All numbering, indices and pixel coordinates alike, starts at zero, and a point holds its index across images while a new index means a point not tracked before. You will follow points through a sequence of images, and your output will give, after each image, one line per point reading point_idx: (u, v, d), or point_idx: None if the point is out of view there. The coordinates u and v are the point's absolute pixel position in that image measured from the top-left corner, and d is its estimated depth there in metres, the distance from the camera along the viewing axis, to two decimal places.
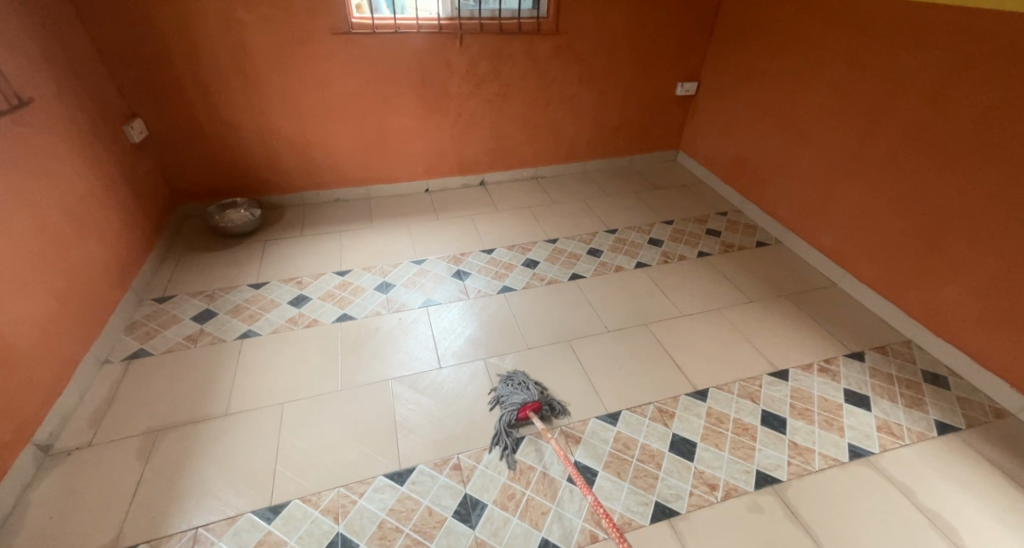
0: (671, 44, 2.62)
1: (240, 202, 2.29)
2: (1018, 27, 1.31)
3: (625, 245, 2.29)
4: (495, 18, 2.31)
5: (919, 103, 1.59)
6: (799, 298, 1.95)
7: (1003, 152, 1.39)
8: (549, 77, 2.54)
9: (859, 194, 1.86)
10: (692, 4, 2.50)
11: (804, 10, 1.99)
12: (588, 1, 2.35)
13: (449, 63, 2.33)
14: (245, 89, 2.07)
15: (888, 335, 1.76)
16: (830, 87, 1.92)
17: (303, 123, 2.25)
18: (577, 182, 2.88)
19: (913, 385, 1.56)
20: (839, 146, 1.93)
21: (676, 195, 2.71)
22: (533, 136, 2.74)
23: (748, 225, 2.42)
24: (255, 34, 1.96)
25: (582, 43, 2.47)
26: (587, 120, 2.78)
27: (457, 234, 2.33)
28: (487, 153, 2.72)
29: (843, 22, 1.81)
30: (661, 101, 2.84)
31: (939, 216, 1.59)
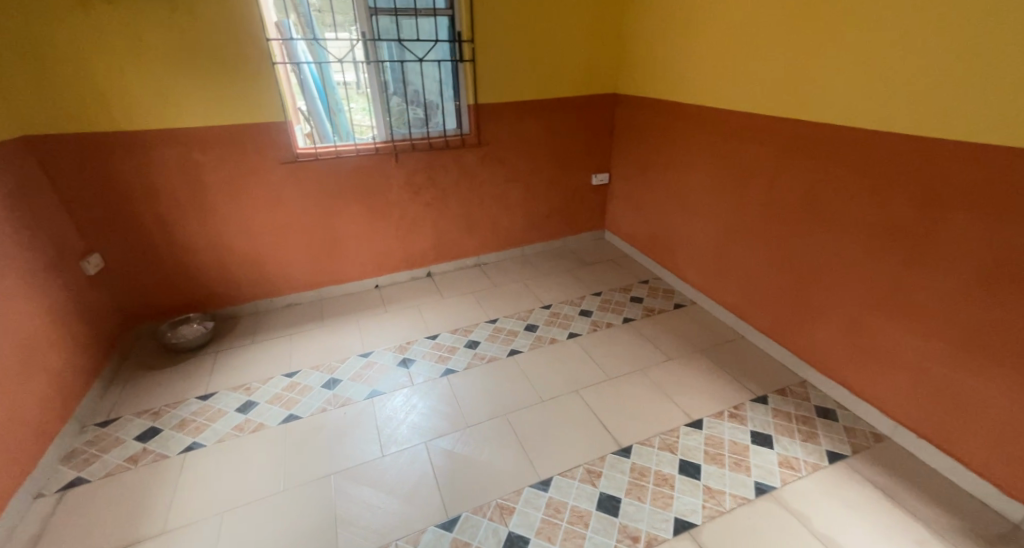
0: (581, 144, 3.06)
1: (193, 317, 2.41)
2: (814, 127, 1.72)
3: (559, 317, 2.46)
4: (425, 138, 2.69)
5: (767, 182, 1.96)
6: (713, 351, 2.16)
7: (828, 218, 1.73)
8: (478, 180, 2.90)
9: (743, 257, 2.18)
10: (592, 112, 2.99)
11: (675, 115, 2.45)
12: (503, 118, 2.78)
13: (387, 176, 2.66)
14: (199, 216, 2.29)
15: (788, 377, 1.98)
16: (704, 172, 2.32)
17: (254, 240, 2.46)
18: (516, 265, 3.15)
19: (809, 420, 1.75)
20: (721, 218, 2.27)
21: (604, 269, 2.99)
22: (471, 229, 3.04)
23: (667, 289, 2.67)
24: (208, 171, 2.23)
25: (503, 151, 2.87)
26: (519, 211, 3.12)
27: (403, 324, 2.49)
28: (430, 248, 2.98)
29: (704, 122, 2.25)
30: (581, 189, 3.23)
31: (801, 271, 1.90)
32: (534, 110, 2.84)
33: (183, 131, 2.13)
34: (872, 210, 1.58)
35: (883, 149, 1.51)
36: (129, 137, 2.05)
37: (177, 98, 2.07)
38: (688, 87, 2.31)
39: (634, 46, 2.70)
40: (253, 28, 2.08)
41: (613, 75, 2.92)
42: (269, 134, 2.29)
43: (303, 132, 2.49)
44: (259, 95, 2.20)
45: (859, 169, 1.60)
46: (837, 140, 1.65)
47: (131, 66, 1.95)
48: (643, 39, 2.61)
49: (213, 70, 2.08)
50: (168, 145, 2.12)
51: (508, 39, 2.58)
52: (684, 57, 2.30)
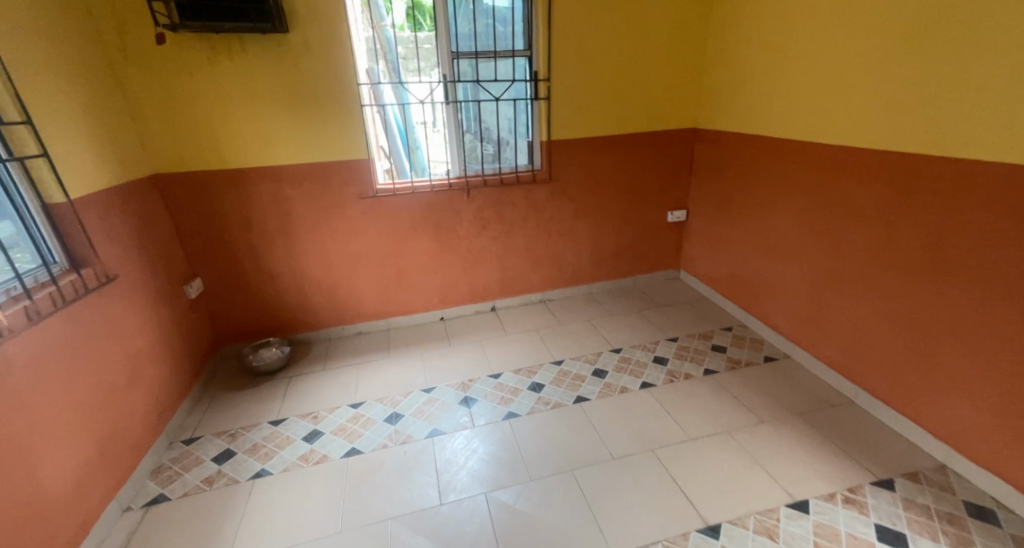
0: (656, 179, 2.93)
1: (272, 341, 2.53)
2: (945, 165, 1.48)
3: (630, 364, 2.28)
4: (497, 174, 2.71)
5: (880, 226, 1.72)
6: (815, 416, 1.85)
7: (969, 271, 1.47)
8: (547, 215, 2.86)
9: (847, 309, 1.91)
10: (669, 147, 2.87)
11: (763, 150, 2.27)
12: (575, 154, 2.74)
13: (458, 211, 2.69)
14: (285, 246, 2.44)
15: (917, 458, 1.65)
16: (797, 212, 2.10)
17: (331, 270, 2.57)
18: (583, 303, 3.03)
19: (954, 518, 1.43)
20: (818, 264, 2.02)
21: (679, 311, 2.76)
22: (538, 265, 2.98)
23: (754, 339, 2.40)
24: (296, 204, 2.38)
25: (574, 186, 2.82)
26: (587, 247, 3.02)
27: (465, 360, 2.44)
28: (496, 283, 2.95)
29: (797, 161, 2.06)
30: (654, 226, 3.08)
31: (927, 331, 1.62)
32: (608, 145, 2.77)
33: (279, 168, 2.29)
34: None
35: None
36: (233, 172, 2.24)
37: (276, 138, 2.24)
38: (780, 122, 2.13)
39: (718, 79, 2.57)
40: (347, 74, 2.23)
41: (693, 109, 2.80)
42: (352, 170, 2.41)
43: (385, 170, 2.60)
44: (347, 135, 2.33)
45: (1011, 214, 1.34)
46: (980, 181, 1.40)
47: (240, 110, 2.15)
48: (729, 72, 2.48)
49: (309, 112, 2.24)
50: (265, 181, 2.29)
51: (585, 76, 2.56)
52: (777, 89, 2.14)
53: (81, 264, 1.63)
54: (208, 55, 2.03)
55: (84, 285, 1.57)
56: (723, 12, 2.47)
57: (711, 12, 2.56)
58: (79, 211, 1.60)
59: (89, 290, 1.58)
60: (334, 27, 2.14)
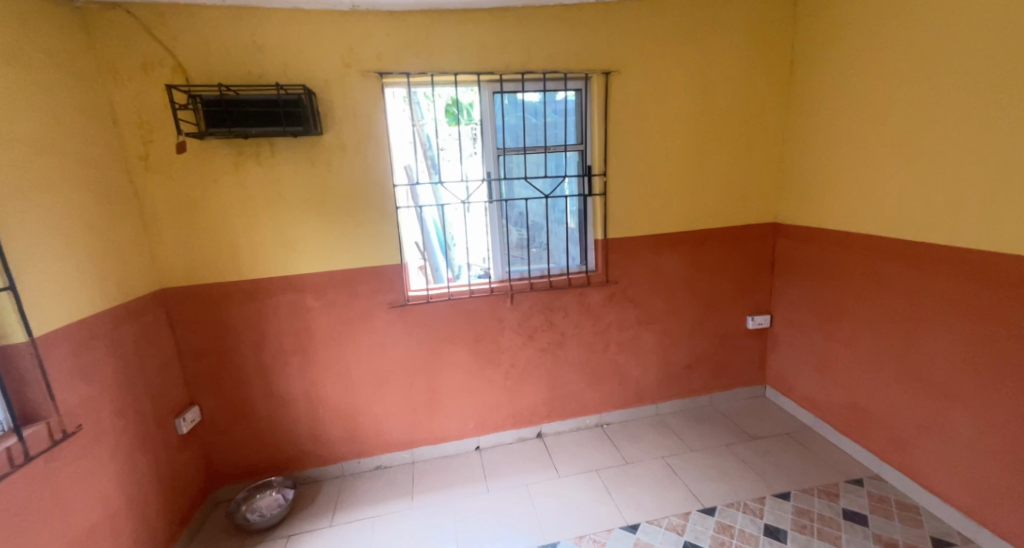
0: (732, 278, 2.49)
1: (273, 482, 2.10)
2: None
3: (733, 537, 1.72)
4: (545, 276, 2.34)
5: None
6: None
7: None
8: (605, 323, 2.42)
9: None
10: (747, 243, 2.45)
11: (891, 253, 1.84)
12: (638, 254, 2.37)
13: (501, 319, 2.30)
14: (300, 365, 2.08)
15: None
16: (964, 337, 1.63)
17: (353, 391, 2.18)
18: (649, 429, 2.47)
19: None
20: (1006, 411, 1.52)
21: (782, 450, 2.20)
22: (594, 382, 2.49)
23: (903, 503, 1.83)
24: (317, 317, 2.06)
25: (636, 290, 2.41)
26: (653, 360, 2.53)
27: (510, 516, 1.91)
28: (543, 403, 2.45)
29: (950, 275, 1.64)
30: (733, 334, 2.58)
31: None
32: (676, 243, 2.39)
33: (300, 277, 2.01)
34: None
35: None
36: (250, 283, 1.96)
37: (298, 244, 1.98)
38: (915, 221, 1.73)
39: (806, 169, 2.22)
40: (383, 174, 2.00)
41: (775, 200, 2.42)
42: (384, 278, 2.10)
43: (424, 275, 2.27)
44: (377, 240, 2.05)
45: None
46: None
47: (264, 214, 1.92)
48: (823, 161, 2.12)
49: (341, 216, 1.99)
50: (284, 291, 2.00)
51: (647, 169, 2.26)
52: (909, 182, 1.74)
53: (32, 418, 1.30)
54: (234, 160, 1.85)
55: (25, 452, 1.23)
56: (809, 97, 2.17)
57: (791, 98, 2.28)
58: (42, 351, 1.31)
59: (32, 457, 1.24)
60: (372, 127, 1.95)
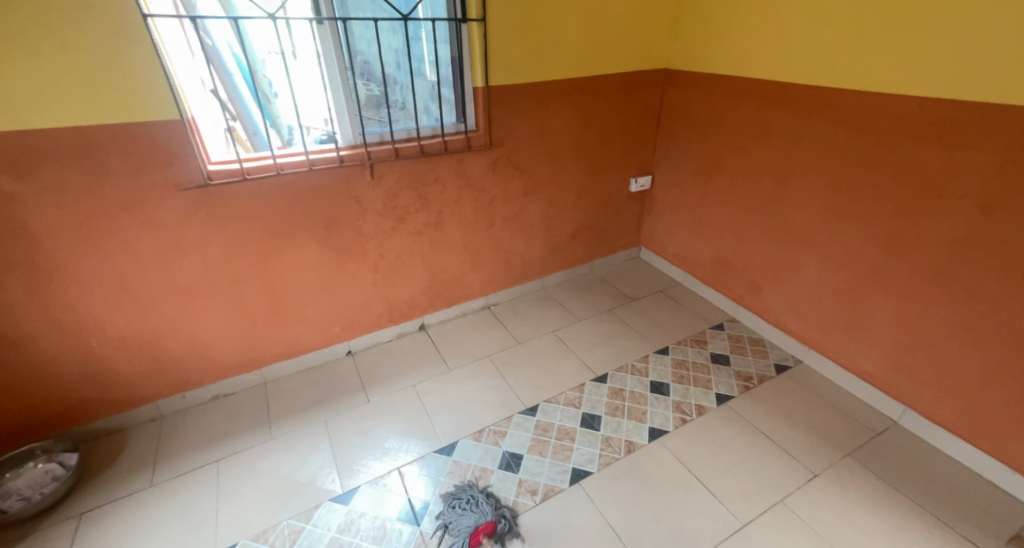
0: (619, 137, 2.26)
1: (37, 451, 1.52)
2: None
3: (625, 400, 1.74)
4: (412, 139, 1.80)
5: (961, 211, 1.32)
6: (869, 454, 1.49)
7: None
8: (489, 196, 2.05)
9: (901, 312, 1.53)
10: (637, 96, 2.19)
11: (780, 102, 1.74)
12: (523, 107, 1.93)
13: (360, 198, 1.75)
14: (35, 288, 1.36)
15: (1017, 510, 1.32)
16: (830, 188, 1.64)
17: (143, 313, 1.55)
18: (537, 304, 2.35)
19: None
20: (853, 256, 1.63)
21: (658, 308, 2.27)
22: (479, 263, 2.20)
23: (754, 339, 2.03)
24: (42, 212, 1.29)
25: (522, 153, 2.03)
26: (539, 233, 2.30)
27: (397, 425, 1.66)
28: (423, 293, 2.11)
29: (829, 122, 1.59)
30: (617, 199, 2.45)
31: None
32: (565, 94, 2.01)
33: None
34: None
35: None
36: None
37: None
38: (811, 63, 1.59)
39: (704, 2, 1.93)
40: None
41: (667, 43, 2.13)
42: (150, 143, 1.35)
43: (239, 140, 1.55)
44: (110, 74, 1.23)
45: None
46: None
47: None
48: None
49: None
50: None
51: None
52: (814, 14, 1.54)
53: None
54: None
55: None
56: None
57: None
58: None
59: None
60: None
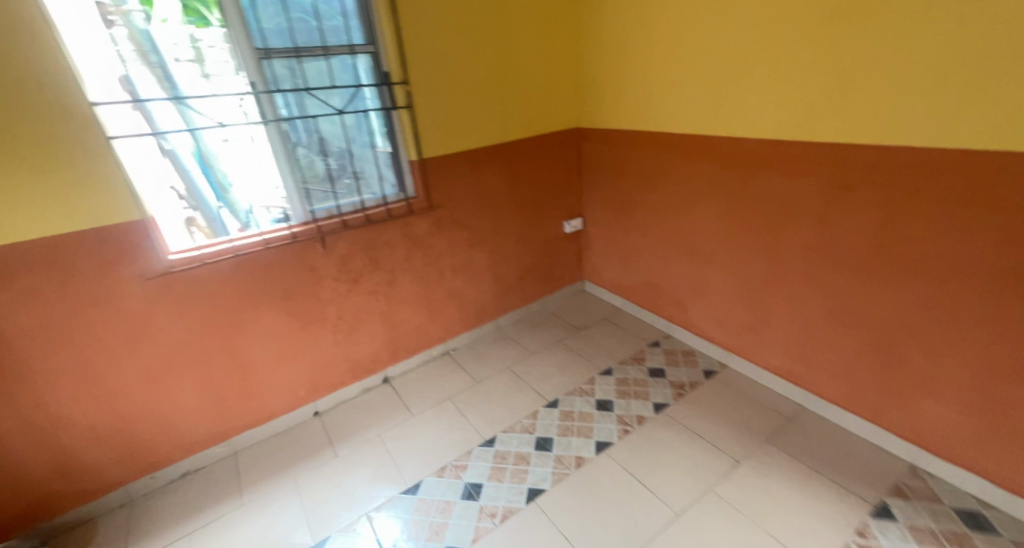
0: (547, 187, 2.56)
1: None
2: (865, 156, 1.42)
3: (574, 421, 1.91)
4: (358, 210, 2.02)
5: (810, 223, 1.62)
6: (783, 437, 1.70)
7: (908, 263, 1.39)
8: (435, 252, 2.27)
9: (790, 311, 1.79)
10: (557, 151, 2.51)
11: (668, 148, 2.07)
12: (456, 172, 2.20)
13: (314, 268, 1.94)
14: (7, 387, 1.46)
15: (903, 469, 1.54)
16: (718, 213, 1.95)
17: (113, 398, 1.65)
18: (493, 345, 2.53)
19: (964, 539, 1.31)
20: (746, 268, 1.91)
21: (602, 334, 2.49)
22: (434, 313, 2.39)
23: (686, 351, 2.27)
24: (15, 316, 1.42)
25: (461, 211, 2.28)
26: (487, 279, 2.52)
27: (364, 474, 1.77)
28: (383, 347, 2.26)
29: (706, 161, 1.91)
30: (554, 241, 2.72)
31: (882, 328, 1.52)
32: (492, 157, 2.30)
33: None
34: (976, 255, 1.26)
35: (983, 175, 1.20)
36: None
37: None
38: (684, 117, 1.94)
39: (599, 72, 2.29)
40: (59, 86, 1.35)
41: (576, 106, 2.49)
42: (116, 241, 1.52)
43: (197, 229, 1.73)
44: (77, 188, 1.43)
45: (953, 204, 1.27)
46: (907, 172, 1.33)
47: None
48: (613, 63, 2.20)
49: None
50: None
51: (451, 74, 2.03)
52: (680, 79, 1.90)
53: None
54: None
55: None
56: None
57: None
58: None
59: None
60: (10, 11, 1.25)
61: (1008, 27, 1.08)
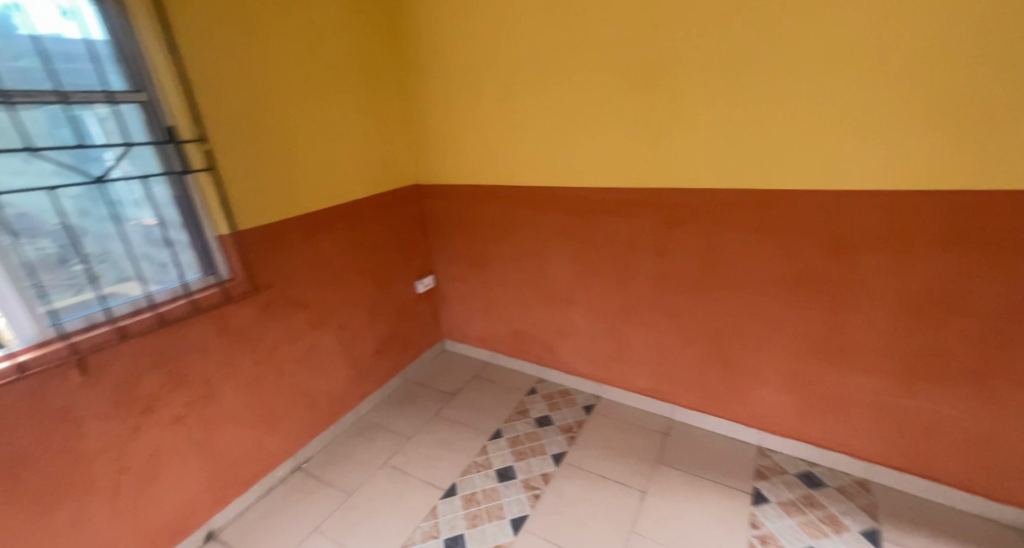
0: (393, 248, 2.32)
1: None
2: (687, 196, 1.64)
3: (480, 503, 1.70)
4: (142, 310, 1.44)
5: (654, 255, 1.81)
6: (666, 455, 1.84)
7: (735, 281, 1.66)
8: (268, 345, 1.80)
9: (649, 336, 1.97)
10: (399, 210, 2.32)
11: (514, 199, 2.10)
12: (283, 244, 1.80)
13: (72, 409, 1.30)
14: None
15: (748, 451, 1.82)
16: (570, 257, 2.06)
17: None
18: (357, 438, 2.13)
19: (813, 499, 1.58)
20: (604, 303, 2.05)
21: (477, 394, 2.36)
22: (275, 421, 1.87)
23: (561, 392, 2.31)
24: None
25: (296, 289, 1.87)
26: (338, 364, 2.12)
27: None
28: (205, 489, 1.66)
29: (555, 208, 2.00)
30: (408, 304, 2.48)
31: (723, 336, 1.77)
32: (329, 222, 1.97)
33: None
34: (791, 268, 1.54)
35: (773, 205, 1.51)
36: None
37: None
38: (529, 170, 2.01)
39: (433, 127, 2.22)
40: None
41: (412, 162, 2.35)
42: None
43: None
44: None
45: (758, 229, 1.56)
46: (725, 209, 1.60)
47: None
48: (446, 119, 2.15)
49: None
50: None
51: (263, 128, 1.67)
52: (520, 135, 1.97)
53: None
54: None
55: None
56: (416, 51, 2.11)
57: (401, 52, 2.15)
58: None
59: None
60: None
61: (775, 94, 1.40)
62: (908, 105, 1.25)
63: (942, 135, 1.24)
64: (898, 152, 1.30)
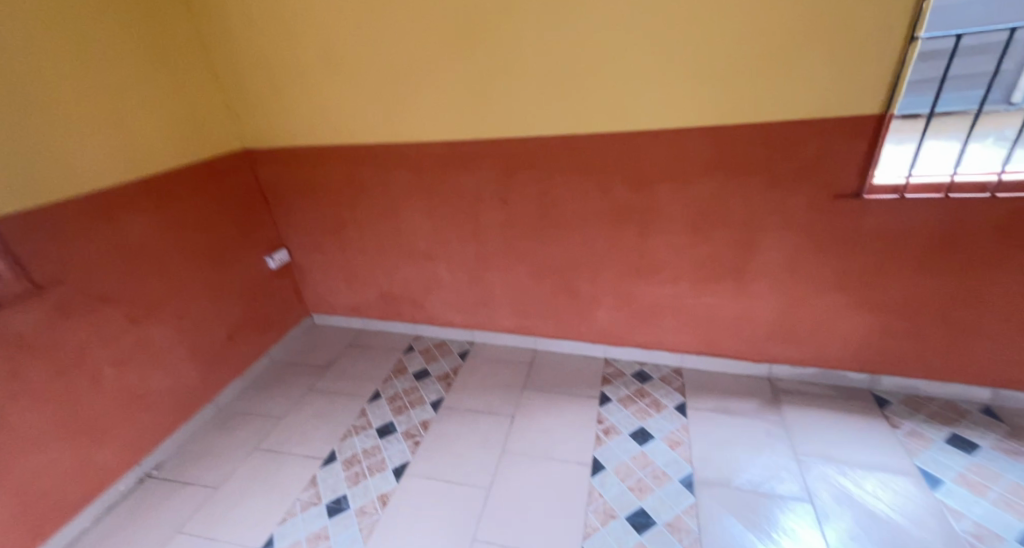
0: (229, 223, 2.11)
1: None
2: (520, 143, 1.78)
3: (361, 462, 1.75)
4: None
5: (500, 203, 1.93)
6: (533, 380, 2.07)
7: (569, 218, 1.87)
8: (75, 352, 1.55)
9: (506, 279, 2.12)
10: (227, 180, 2.09)
11: (356, 158, 2.03)
12: (75, 231, 1.52)
13: None
14: None
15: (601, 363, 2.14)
16: (423, 212, 2.08)
17: None
18: (222, 430, 1.99)
19: (644, 391, 1.95)
20: (461, 253, 2.13)
21: (353, 362, 2.33)
22: (104, 432, 1.66)
23: (438, 344, 2.40)
24: None
25: (103, 283, 1.62)
26: (180, 358, 1.92)
27: None
28: (21, 526, 1.44)
29: (401, 164, 1.98)
30: (260, 282, 2.30)
31: (567, 269, 1.99)
32: (136, 200, 1.70)
33: None
34: (612, 202, 1.78)
35: (591, 147, 1.71)
36: None
37: None
38: (365, 127, 1.94)
39: (250, 83, 1.99)
40: None
41: (234, 123, 2.10)
42: None
43: None
44: None
45: (585, 170, 1.76)
46: (556, 153, 1.76)
47: None
48: (263, 74, 1.95)
49: None
50: None
51: (12, 88, 1.32)
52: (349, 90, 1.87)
53: None
54: None
55: None
56: None
57: None
58: None
59: None
60: None
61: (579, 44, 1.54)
62: (674, 52, 1.48)
63: (704, 78, 1.50)
64: (675, 93, 1.54)
